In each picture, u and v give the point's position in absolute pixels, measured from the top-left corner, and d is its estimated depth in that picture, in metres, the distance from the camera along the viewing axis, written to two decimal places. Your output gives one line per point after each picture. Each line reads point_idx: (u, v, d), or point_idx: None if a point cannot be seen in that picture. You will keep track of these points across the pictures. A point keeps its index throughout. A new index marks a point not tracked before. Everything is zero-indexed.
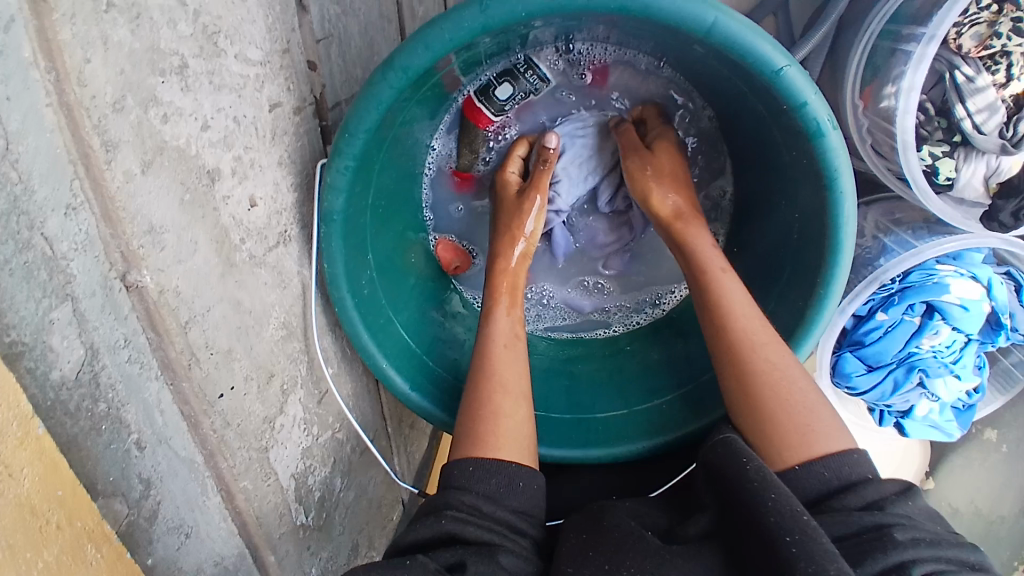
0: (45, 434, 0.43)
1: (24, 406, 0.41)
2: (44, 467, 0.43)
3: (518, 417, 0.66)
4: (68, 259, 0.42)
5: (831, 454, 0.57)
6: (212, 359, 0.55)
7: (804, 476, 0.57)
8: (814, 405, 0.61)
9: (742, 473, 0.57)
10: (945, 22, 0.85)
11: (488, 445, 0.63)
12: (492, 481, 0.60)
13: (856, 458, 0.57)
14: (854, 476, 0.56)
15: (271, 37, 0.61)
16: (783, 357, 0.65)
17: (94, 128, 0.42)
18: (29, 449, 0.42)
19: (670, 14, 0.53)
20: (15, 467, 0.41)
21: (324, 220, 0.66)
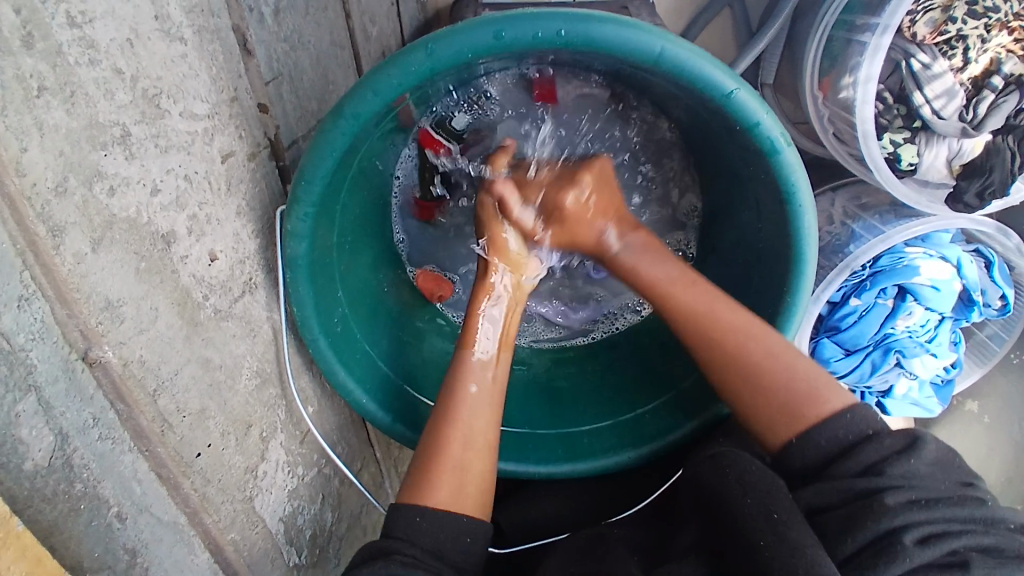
0: (26, 531, 0.42)
1: (1, 507, 0.41)
2: (29, 563, 0.43)
3: (475, 472, 0.66)
4: (27, 349, 0.42)
5: (833, 413, 0.60)
6: (186, 422, 0.55)
7: (805, 448, 0.60)
8: (800, 376, 0.63)
9: (724, 482, 0.61)
10: (898, 12, 0.85)
11: (436, 499, 0.63)
12: (438, 536, 0.61)
13: (850, 417, 0.59)
14: (849, 437, 0.58)
15: (218, 88, 0.60)
16: (769, 334, 0.66)
17: (39, 216, 0.42)
18: (11, 547, 0.42)
19: (615, 46, 0.53)
20: (3, 566, 0.41)
21: (288, 266, 0.65)
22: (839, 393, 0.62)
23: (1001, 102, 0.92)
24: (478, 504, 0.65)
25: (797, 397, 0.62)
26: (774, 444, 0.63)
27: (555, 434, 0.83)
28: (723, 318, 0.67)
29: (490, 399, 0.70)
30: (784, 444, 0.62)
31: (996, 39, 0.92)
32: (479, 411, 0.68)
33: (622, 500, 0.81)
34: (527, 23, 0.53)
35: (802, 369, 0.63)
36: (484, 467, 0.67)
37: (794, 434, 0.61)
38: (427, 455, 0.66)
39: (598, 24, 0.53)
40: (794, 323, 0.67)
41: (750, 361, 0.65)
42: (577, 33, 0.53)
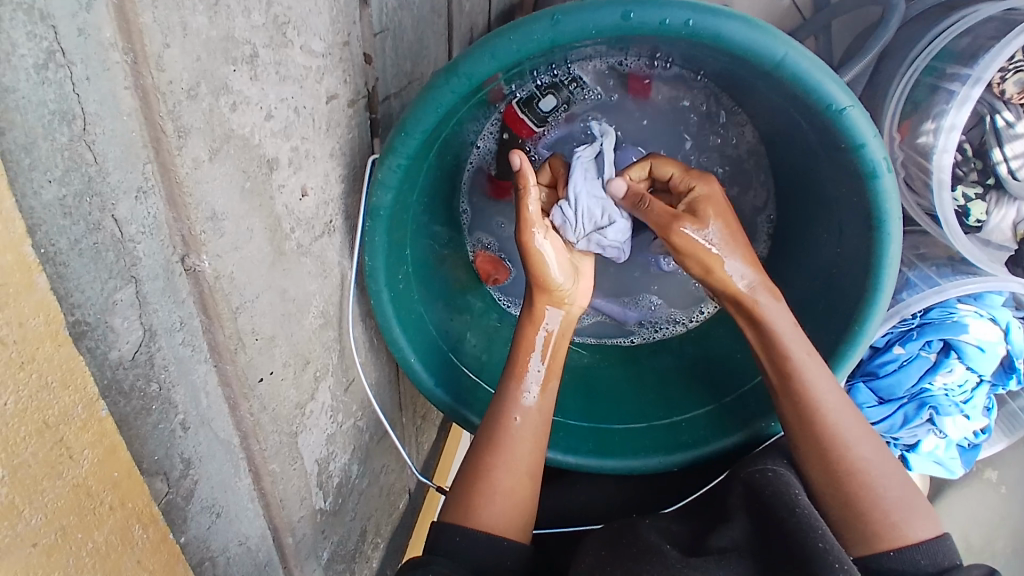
0: (107, 417, 0.43)
1: (90, 390, 0.41)
2: (105, 449, 0.44)
3: (517, 500, 0.68)
4: (135, 241, 0.43)
5: (924, 540, 0.60)
6: (256, 344, 0.56)
7: (901, 559, 0.59)
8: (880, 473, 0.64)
9: (791, 501, 0.62)
10: (993, 67, 0.84)
11: (480, 520, 0.66)
12: (480, 552, 0.63)
13: (944, 544, 0.61)
14: (946, 562, 0.59)
15: (334, 29, 0.61)
16: (868, 443, 0.66)
17: (169, 113, 0.42)
18: (92, 432, 0.42)
19: (740, 45, 0.53)
20: (76, 448, 0.42)
21: (369, 214, 0.66)
22: (928, 520, 0.63)
23: None
24: (514, 526, 0.67)
25: (900, 511, 0.62)
26: (860, 551, 0.62)
27: (589, 427, 0.83)
28: (827, 401, 0.66)
29: (534, 429, 0.71)
30: (872, 552, 0.61)
31: None
32: (523, 441, 0.71)
33: (643, 504, 0.82)
34: (656, 8, 0.52)
35: (899, 487, 0.64)
36: (527, 492, 0.69)
37: (890, 546, 0.61)
38: (473, 471, 0.69)
39: (726, 19, 0.52)
40: (861, 344, 0.66)
41: (861, 469, 0.65)
42: (705, 26, 0.53)
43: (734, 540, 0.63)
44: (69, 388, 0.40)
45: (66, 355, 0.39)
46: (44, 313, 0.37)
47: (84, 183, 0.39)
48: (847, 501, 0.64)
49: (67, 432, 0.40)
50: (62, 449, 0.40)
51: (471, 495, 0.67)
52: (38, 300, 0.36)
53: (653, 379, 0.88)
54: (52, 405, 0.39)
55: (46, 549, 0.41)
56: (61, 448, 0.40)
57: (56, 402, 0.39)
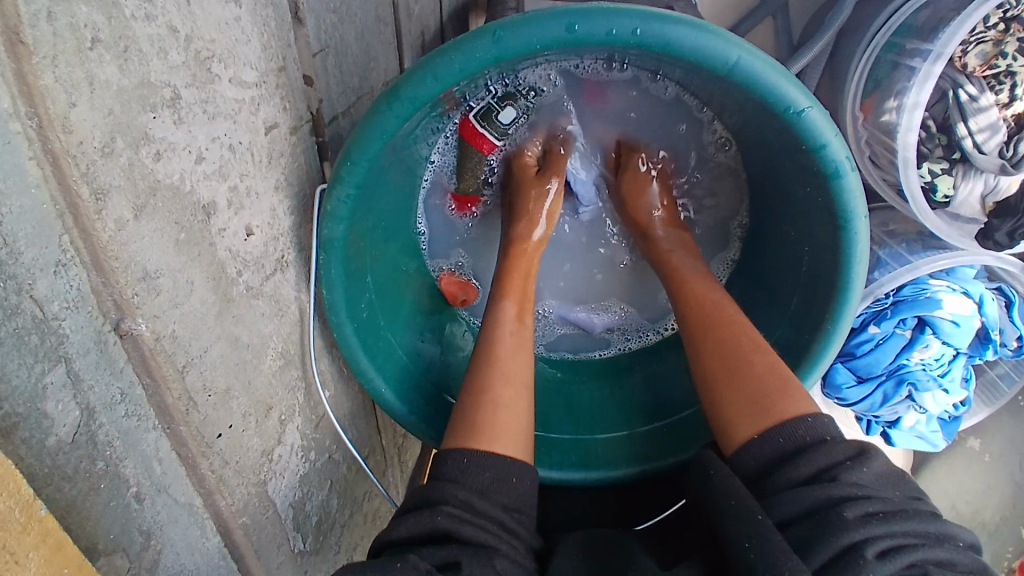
0: (49, 514, 0.40)
1: (25, 491, 0.38)
2: (49, 549, 0.40)
3: (517, 408, 0.63)
4: (60, 318, 0.40)
5: (787, 421, 0.56)
6: (210, 401, 0.53)
7: (761, 444, 0.56)
8: (770, 373, 0.61)
9: (711, 483, 0.57)
10: (954, 41, 0.83)
11: (482, 435, 0.60)
12: (486, 475, 0.58)
13: (810, 422, 0.56)
14: (807, 440, 0.55)
15: (267, 56, 0.57)
16: (753, 336, 0.65)
17: (83, 176, 0.39)
18: (33, 533, 0.39)
19: (690, 53, 0.51)
20: (21, 552, 0.39)
21: (323, 247, 0.63)
22: (799, 401, 0.58)
23: None
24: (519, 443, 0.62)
25: (771, 394, 0.59)
26: (738, 437, 0.59)
27: (571, 439, 0.81)
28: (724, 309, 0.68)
29: (523, 346, 0.68)
30: (743, 441, 0.58)
31: None
32: (520, 353, 0.68)
33: (628, 516, 0.80)
34: (602, 18, 0.50)
35: (780, 376, 0.61)
36: (525, 420, 0.64)
37: (756, 431, 0.58)
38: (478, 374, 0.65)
39: (675, 25, 0.50)
40: (833, 345, 0.64)
41: (741, 358, 0.63)
42: (653, 34, 0.50)
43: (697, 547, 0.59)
44: (1, 495, 0.36)
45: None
46: None
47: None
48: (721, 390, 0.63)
49: (8, 538, 0.38)
50: (3, 558, 0.38)
51: (476, 407, 0.62)
52: None
53: (631, 385, 0.86)
54: None
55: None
56: (1, 557, 0.37)
57: None
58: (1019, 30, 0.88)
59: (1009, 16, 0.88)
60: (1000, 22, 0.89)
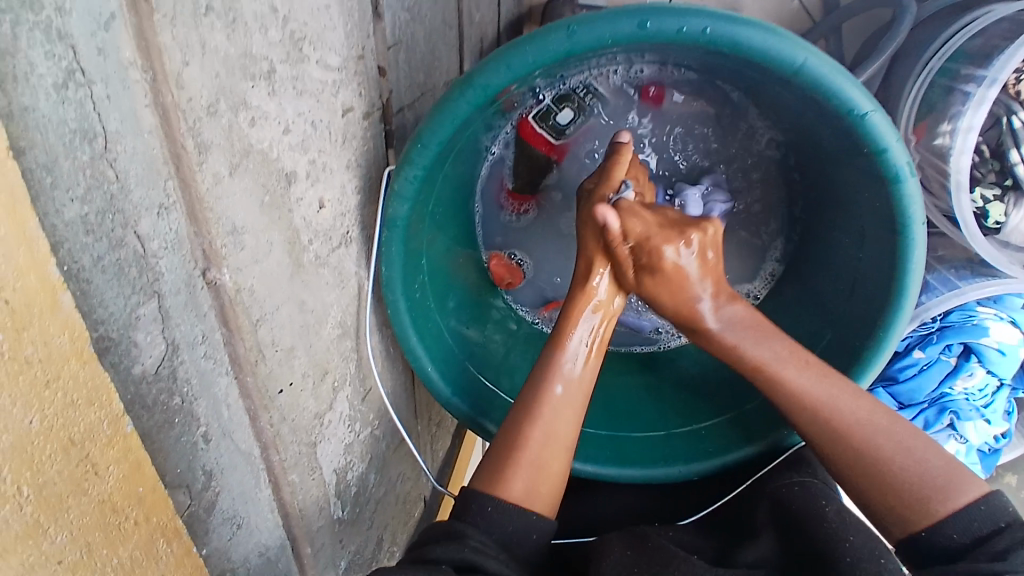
0: (131, 433, 0.43)
1: (115, 407, 0.42)
2: (128, 465, 0.44)
3: (551, 469, 0.66)
4: (157, 257, 0.43)
5: (960, 510, 0.57)
6: (276, 356, 0.56)
7: (932, 537, 0.57)
8: (921, 463, 0.60)
9: (821, 514, 0.63)
10: (1009, 67, 0.84)
11: (508, 484, 0.64)
12: (509, 528, 0.61)
13: (985, 508, 0.56)
14: (984, 531, 0.56)
15: (349, 43, 0.61)
16: (891, 421, 0.64)
17: (188, 130, 0.43)
18: (117, 448, 0.43)
19: (758, 52, 0.53)
20: (103, 464, 0.41)
21: (386, 225, 0.66)
22: (970, 484, 0.59)
23: None
24: (548, 500, 0.65)
25: (931, 488, 0.59)
26: (897, 530, 0.60)
27: (606, 437, 0.83)
28: (847, 412, 0.64)
29: (575, 401, 0.69)
30: (908, 536, 0.59)
31: None
32: (566, 410, 0.68)
33: (663, 514, 0.82)
34: (674, 16, 0.52)
35: (938, 458, 0.61)
36: (560, 465, 0.67)
37: (920, 527, 0.58)
38: (512, 430, 0.67)
39: (745, 27, 0.52)
40: (882, 354, 0.65)
41: (882, 454, 0.62)
42: (723, 34, 0.53)
43: (761, 556, 0.62)
44: (95, 405, 0.40)
45: (91, 372, 0.39)
46: (70, 331, 0.37)
47: (105, 201, 0.39)
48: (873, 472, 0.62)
49: (94, 448, 0.40)
50: (86, 466, 0.40)
51: (500, 465, 0.65)
52: (64, 318, 0.36)
53: (671, 388, 0.87)
54: (78, 422, 0.39)
55: (72, 566, 0.40)
56: (86, 465, 0.40)
57: (81, 418, 0.39)
58: None
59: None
60: None
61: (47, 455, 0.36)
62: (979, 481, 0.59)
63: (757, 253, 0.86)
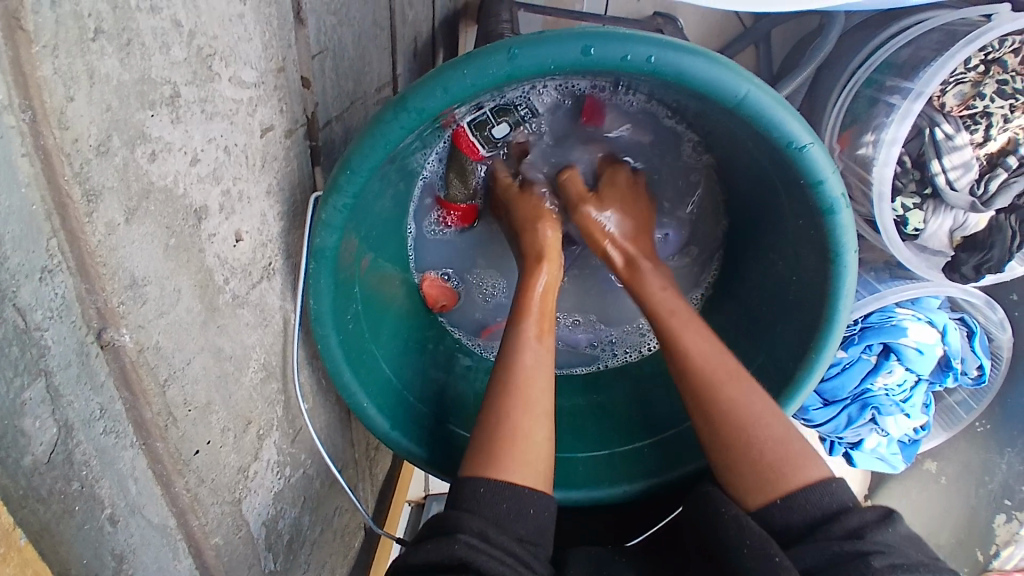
0: (27, 543, 0.38)
1: (2, 515, 0.36)
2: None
3: (535, 437, 0.62)
4: (42, 328, 0.36)
5: (814, 482, 0.59)
6: (190, 416, 0.50)
7: (788, 510, 0.58)
8: (783, 435, 0.62)
9: (721, 522, 0.60)
10: (933, 82, 0.85)
11: (500, 463, 0.60)
12: (503, 505, 0.58)
13: (835, 486, 0.58)
14: (834, 505, 0.57)
15: (267, 54, 0.55)
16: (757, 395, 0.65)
17: (75, 176, 0.36)
18: (11, 562, 0.37)
19: (702, 83, 0.51)
20: None
21: (312, 256, 0.60)
22: (818, 462, 0.61)
23: (1012, 181, 0.91)
24: (542, 472, 0.62)
25: (789, 460, 0.61)
26: (756, 501, 0.61)
27: (550, 458, 0.80)
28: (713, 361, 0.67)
29: (545, 364, 0.67)
30: (766, 501, 0.60)
31: (1017, 120, 0.90)
32: (538, 371, 0.66)
33: (614, 537, 0.81)
34: (618, 42, 0.49)
35: (792, 436, 0.62)
36: (543, 433, 0.63)
37: (778, 494, 0.60)
38: (500, 405, 0.63)
39: (690, 55, 0.50)
40: (801, 391, 0.66)
41: (745, 425, 0.63)
42: (668, 62, 0.50)
43: None
44: None
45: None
46: None
47: None
48: (726, 441, 0.64)
49: None
50: None
51: (494, 445, 0.61)
52: None
53: (614, 403, 0.86)
54: None
55: None
56: None
57: None
58: (998, 73, 0.90)
59: (989, 59, 0.90)
60: (980, 65, 0.91)
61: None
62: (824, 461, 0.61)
63: (692, 274, 0.86)
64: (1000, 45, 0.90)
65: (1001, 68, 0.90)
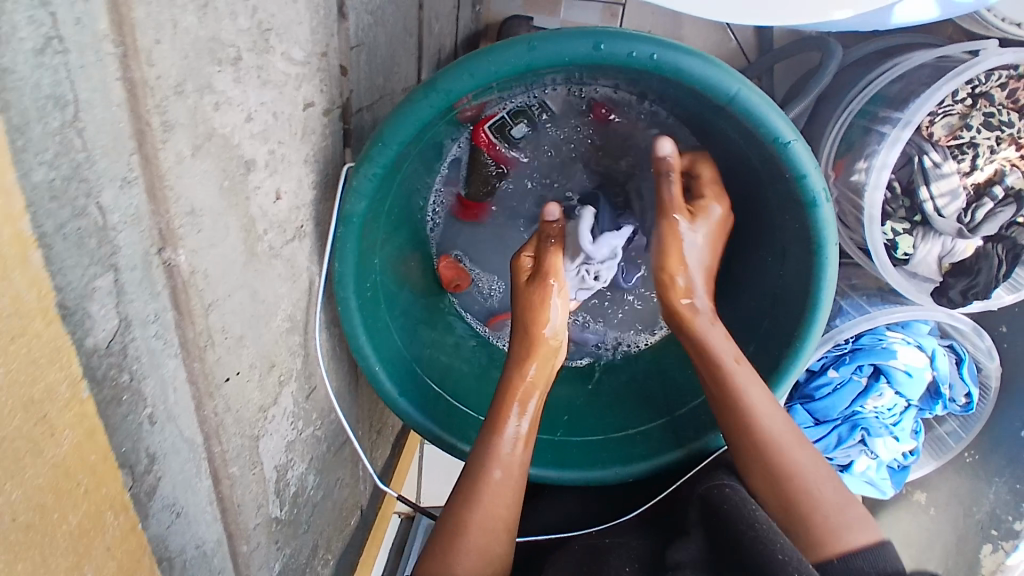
0: (89, 399, 0.42)
1: (75, 368, 0.40)
2: (82, 432, 0.42)
3: (488, 553, 0.67)
4: (117, 230, 0.42)
5: (861, 548, 0.61)
6: (225, 343, 0.56)
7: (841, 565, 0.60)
8: (834, 501, 0.65)
9: (749, 513, 0.65)
10: (921, 111, 0.92)
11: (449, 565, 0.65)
12: None
13: (879, 554, 0.60)
14: (887, 568, 0.59)
15: (313, 40, 0.63)
16: (807, 452, 0.68)
17: (155, 108, 0.43)
18: (73, 412, 0.41)
19: (697, 79, 0.58)
20: (60, 428, 0.40)
21: (341, 221, 0.67)
22: (865, 528, 0.63)
23: (997, 211, 0.98)
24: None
25: (836, 522, 0.63)
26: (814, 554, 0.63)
27: (546, 441, 0.85)
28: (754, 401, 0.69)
29: (513, 478, 0.70)
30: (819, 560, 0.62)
31: (1004, 151, 0.98)
32: (503, 491, 0.69)
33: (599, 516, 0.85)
34: (625, 41, 0.57)
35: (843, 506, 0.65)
36: (500, 549, 0.68)
37: (834, 554, 0.62)
38: (457, 514, 0.68)
39: (688, 56, 0.57)
40: (788, 376, 0.71)
41: (795, 471, 0.67)
42: (668, 60, 0.57)
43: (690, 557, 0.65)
44: (57, 364, 0.39)
45: (55, 332, 0.38)
46: (36, 289, 0.36)
47: (72, 169, 0.38)
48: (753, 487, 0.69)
49: (52, 408, 0.39)
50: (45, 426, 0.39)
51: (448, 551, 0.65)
52: (32, 275, 0.36)
53: (609, 396, 0.90)
54: (39, 380, 0.38)
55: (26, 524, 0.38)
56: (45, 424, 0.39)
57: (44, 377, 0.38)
58: (984, 106, 0.98)
59: (976, 92, 0.98)
60: (967, 99, 0.98)
61: (2, 413, 0.34)
62: (876, 527, 0.64)
63: None
64: (988, 79, 0.97)
65: (988, 102, 0.98)
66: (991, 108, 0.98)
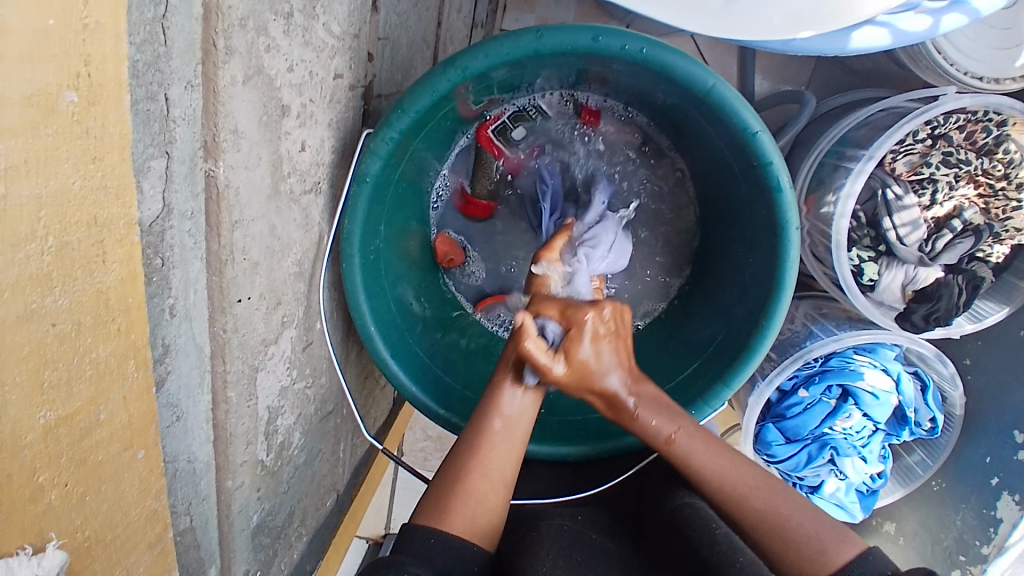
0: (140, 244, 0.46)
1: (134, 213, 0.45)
2: (128, 275, 0.46)
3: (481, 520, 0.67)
4: (174, 124, 0.49)
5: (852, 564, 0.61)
6: (243, 265, 0.61)
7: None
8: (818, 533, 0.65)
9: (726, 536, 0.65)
10: (883, 148, 1.03)
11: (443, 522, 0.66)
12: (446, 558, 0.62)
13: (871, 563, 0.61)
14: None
15: (349, 21, 0.71)
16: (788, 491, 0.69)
17: (222, 31, 0.49)
18: (124, 252, 0.45)
19: (680, 73, 0.67)
20: (109, 258, 0.45)
21: (357, 180, 0.73)
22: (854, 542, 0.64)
23: (956, 242, 1.09)
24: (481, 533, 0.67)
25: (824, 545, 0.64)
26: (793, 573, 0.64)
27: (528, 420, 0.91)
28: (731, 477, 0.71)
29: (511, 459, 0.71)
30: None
31: (963, 188, 1.08)
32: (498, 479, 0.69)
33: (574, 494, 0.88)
34: (619, 36, 0.66)
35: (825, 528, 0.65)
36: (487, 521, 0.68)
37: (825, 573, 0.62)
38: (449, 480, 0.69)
39: (671, 53, 0.66)
40: (757, 354, 0.76)
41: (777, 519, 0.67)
42: (655, 55, 0.66)
43: None
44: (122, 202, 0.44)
45: (125, 173, 0.43)
46: (122, 128, 0.42)
47: (152, 58, 0.46)
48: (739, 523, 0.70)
49: (109, 238, 0.44)
50: (97, 252, 0.43)
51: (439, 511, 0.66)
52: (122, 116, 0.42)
53: None
54: (105, 208, 0.43)
55: (61, 336, 0.43)
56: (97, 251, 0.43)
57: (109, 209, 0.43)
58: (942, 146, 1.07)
59: (936, 133, 1.07)
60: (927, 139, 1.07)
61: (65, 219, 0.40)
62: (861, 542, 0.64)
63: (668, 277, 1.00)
64: (946, 121, 1.06)
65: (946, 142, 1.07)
66: (949, 147, 1.07)
